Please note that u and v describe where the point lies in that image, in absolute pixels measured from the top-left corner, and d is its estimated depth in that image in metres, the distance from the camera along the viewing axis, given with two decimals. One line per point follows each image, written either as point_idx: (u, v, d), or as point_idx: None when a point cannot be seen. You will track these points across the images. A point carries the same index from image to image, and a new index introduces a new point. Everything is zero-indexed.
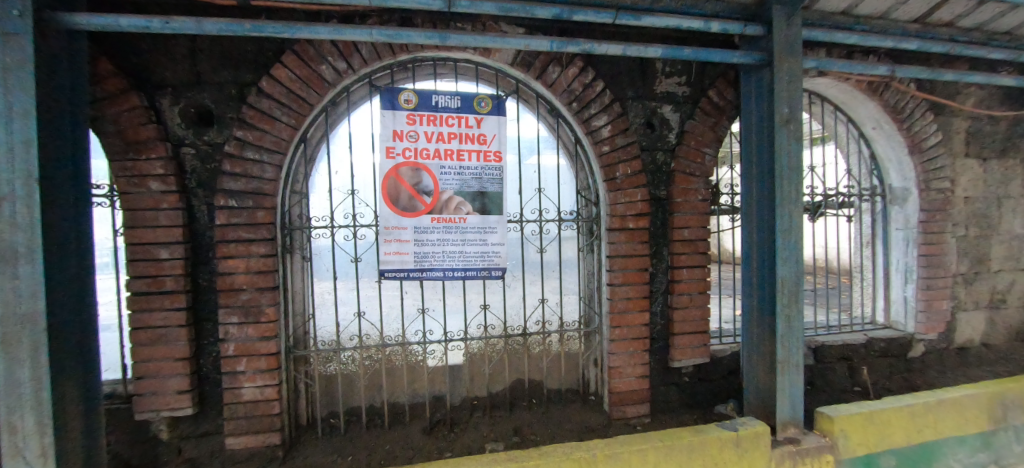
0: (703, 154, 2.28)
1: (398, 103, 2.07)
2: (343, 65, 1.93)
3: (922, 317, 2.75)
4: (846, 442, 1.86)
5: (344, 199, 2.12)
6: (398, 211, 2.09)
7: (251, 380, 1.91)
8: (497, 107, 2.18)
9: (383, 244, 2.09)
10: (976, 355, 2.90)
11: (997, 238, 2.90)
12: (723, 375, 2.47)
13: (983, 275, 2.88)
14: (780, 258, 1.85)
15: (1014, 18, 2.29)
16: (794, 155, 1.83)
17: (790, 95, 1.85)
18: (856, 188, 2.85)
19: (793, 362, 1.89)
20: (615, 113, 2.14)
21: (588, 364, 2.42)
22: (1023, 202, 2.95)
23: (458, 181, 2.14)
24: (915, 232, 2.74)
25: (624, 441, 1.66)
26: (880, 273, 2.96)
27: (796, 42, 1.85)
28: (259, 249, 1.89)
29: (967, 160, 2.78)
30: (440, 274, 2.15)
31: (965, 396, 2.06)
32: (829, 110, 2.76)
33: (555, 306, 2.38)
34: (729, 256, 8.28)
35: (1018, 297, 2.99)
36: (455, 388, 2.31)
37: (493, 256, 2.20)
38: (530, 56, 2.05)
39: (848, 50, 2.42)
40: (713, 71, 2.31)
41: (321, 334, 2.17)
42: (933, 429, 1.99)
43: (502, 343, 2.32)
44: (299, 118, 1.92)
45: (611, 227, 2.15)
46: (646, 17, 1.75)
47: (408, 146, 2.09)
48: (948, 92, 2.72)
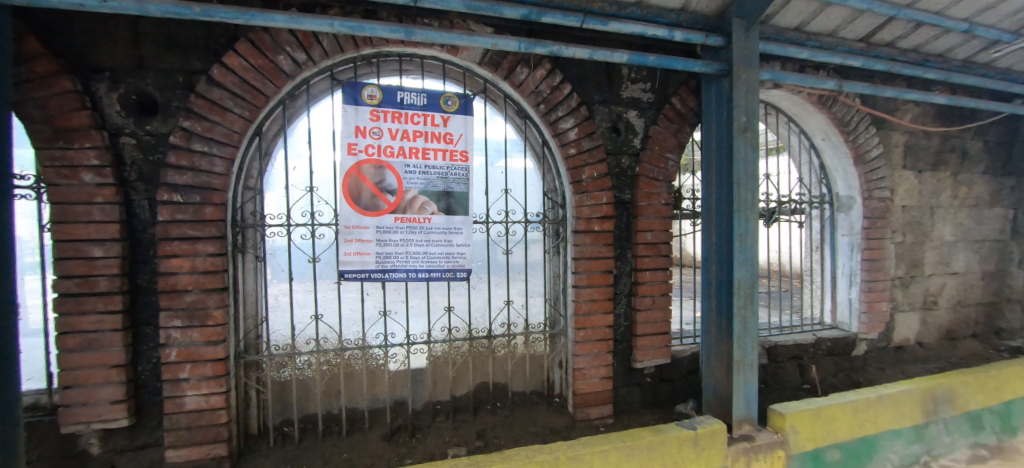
0: (666, 160, 2.33)
1: (361, 98, 2.00)
2: (302, 56, 1.84)
3: (865, 318, 2.93)
4: (796, 438, 1.95)
5: (302, 197, 2.03)
6: (360, 210, 2.01)
7: (195, 388, 1.78)
8: (464, 107, 2.15)
9: (343, 244, 2.00)
10: (911, 353, 3.12)
11: (929, 244, 3.13)
12: (683, 375, 2.53)
13: (918, 279, 3.11)
14: (737, 261, 1.91)
15: (945, 42, 2.48)
16: (750, 162, 1.90)
17: (748, 105, 1.92)
18: (807, 195, 3.02)
19: (748, 362, 1.96)
20: (582, 117, 2.16)
21: (553, 366, 2.42)
22: (951, 211, 3.21)
23: (423, 181, 2.09)
24: (859, 238, 2.92)
25: (587, 442, 1.66)
26: (828, 277, 3.13)
27: (753, 54, 1.93)
28: (206, 248, 1.77)
29: (904, 171, 2.99)
30: (403, 275, 2.09)
31: (901, 391, 2.20)
32: (783, 122, 2.91)
33: (520, 308, 2.36)
34: (690, 258, 8.57)
35: (948, 299, 3.24)
36: (417, 392, 2.25)
37: (458, 257, 2.16)
38: (498, 56, 2.03)
39: (800, 64, 2.54)
40: (677, 78, 2.38)
41: (274, 338, 2.06)
42: (873, 424, 2.12)
43: (467, 346, 2.28)
44: (254, 111, 1.82)
45: (577, 229, 2.16)
46: (612, 22, 1.78)
47: (371, 143, 2.01)
48: (888, 107, 2.92)
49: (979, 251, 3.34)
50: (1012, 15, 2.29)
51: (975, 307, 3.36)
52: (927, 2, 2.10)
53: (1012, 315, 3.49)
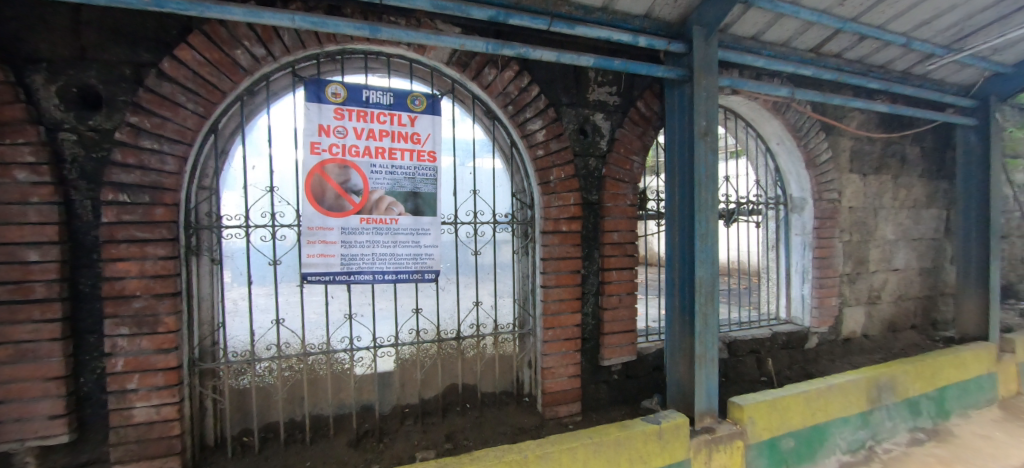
0: (632, 162, 2.39)
1: (325, 96, 1.95)
2: (261, 51, 1.78)
3: (816, 312, 3.10)
4: (754, 428, 2.04)
5: (261, 197, 1.96)
6: (324, 210, 1.95)
7: (145, 399, 1.68)
8: (432, 106, 2.13)
9: (306, 246, 1.94)
10: (858, 345, 3.33)
11: (873, 242, 3.35)
12: (649, 371, 2.60)
13: (864, 275, 3.32)
14: (698, 260, 1.98)
15: (887, 54, 2.66)
16: (710, 165, 1.98)
17: (708, 110, 1.99)
18: (763, 197, 3.17)
19: (709, 356, 2.03)
20: (550, 118, 2.18)
21: (522, 366, 2.44)
22: (893, 212, 3.45)
23: (390, 181, 2.05)
24: (811, 238, 3.09)
25: (555, 440, 1.69)
26: (783, 274, 3.29)
27: (712, 61, 2.01)
28: (156, 251, 1.67)
29: (851, 175, 3.19)
30: (369, 277, 2.05)
31: (849, 381, 2.35)
32: (742, 126, 3.04)
33: (489, 308, 2.37)
34: (655, 256, 8.80)
35: (890, 294, 3.48)
36: (384, 396, 2.20)
37: (426, 258, 2.14)
38: (466, 56, 2.02)
39: (757, 72, 2.66)
40: (641, 83, 2.44)
41: (232, 345, 1.97)
42: (824, 412, 2.25)
43: (435, 348, 2.26)
44: (209, 107, 1.74)
45: (545, 230, 2.18)
46: (579, 26, 1.80)
47: (335, 142, 1.96)
48: (836, 114, 3.10)
49: (917, 249, 3.60)
50: (944, 32, 2.48)
51: (914, 301, 3.62)
52: (871, 16, 2.24)
53: (945, 307, 3.79)
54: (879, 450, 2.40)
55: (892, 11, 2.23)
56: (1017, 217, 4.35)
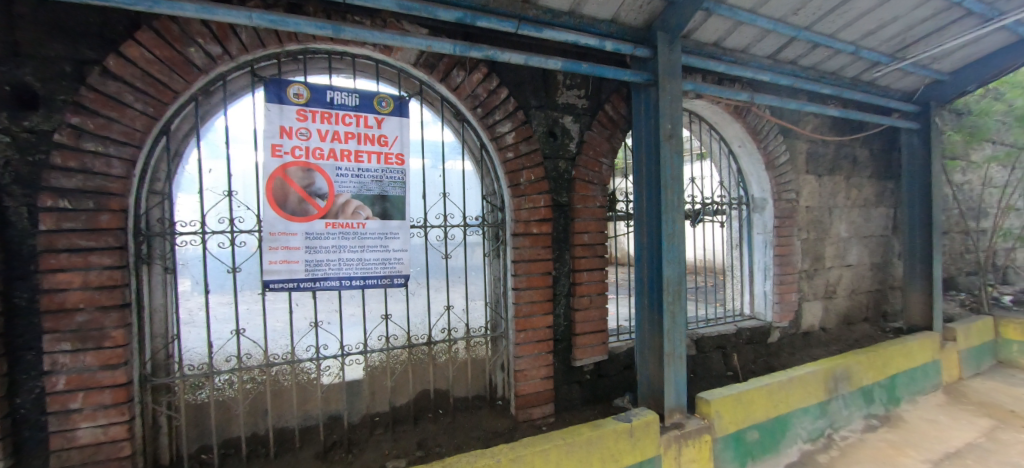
0: (601, 164, 2.43)
1: (286, 97, 1.88)
2: (217, 49, 1.70)
3: (777, 307, 3.23)
4: (720, 422, 2.11)
5: (218, 201, 1.87)
6: (286, 215, 1.89)
7: (90, 419, 1.57)
8: (399, 108, 2.10)
9: (268, 252, 1.87)
10: (817, 338, 3.49)
11: (829, 240, 3.53)
12: (621, 370, 2.64)
13: (820, 271, 3.49)
14: (666, 259, 2.02)
15: (837, 61, 2.81)
16: (675, 167, 2.04)
17: (672, 113, 2.05)
18: (727, 197, 3.28)
19: (677, 354, 2.08)
20: (519, 121, 2.19)
21: (495, 369, 2.43)
22: (846, 211, 3.64)
23: (356, 184, 2.00)
24: (771, 236, 3.22)
25: (528, 443, 1.68)
26: (746, 271, 3.41)
27: (675, 66, 2.07)
28: (101, 260, 1.57)
29: (807, 176, 3.36)
30: (335, 283, 1.99)
31: (808, 373, 2.46)
32: (706, 129, 3.14)
33: (461, 312, 2.35)
34: (625, 256, 8.94)
35: (845, 288, 3.67)
36: (353, 406, 2.15)
37: (395, 262, 2.10)
38: (433, 58, 2.00)
39: (719, 77, 2.75)
40: (609, 86, 2.48)
41: (188, 358, 1.87)
42: (785, 403, 2.34)
43: (406, 354, 2.22)
44: (160, 107, 1.64)
45: (516, 233, 2.18)
46: (546, 30, 1.82)
47: (298, 144, 1.90)
48: (792, 118, 3.26)
49: (868, 245, 3.82)
50: (888, 41, 2.65)
51: (866, 294, 3.83)
52: (822, 25, 2.37)
53: (894, 300, 4.03)
54: (837, 437, 2.53)
55: (841, 21, 2.36)
56: (955, 214, 4.69)
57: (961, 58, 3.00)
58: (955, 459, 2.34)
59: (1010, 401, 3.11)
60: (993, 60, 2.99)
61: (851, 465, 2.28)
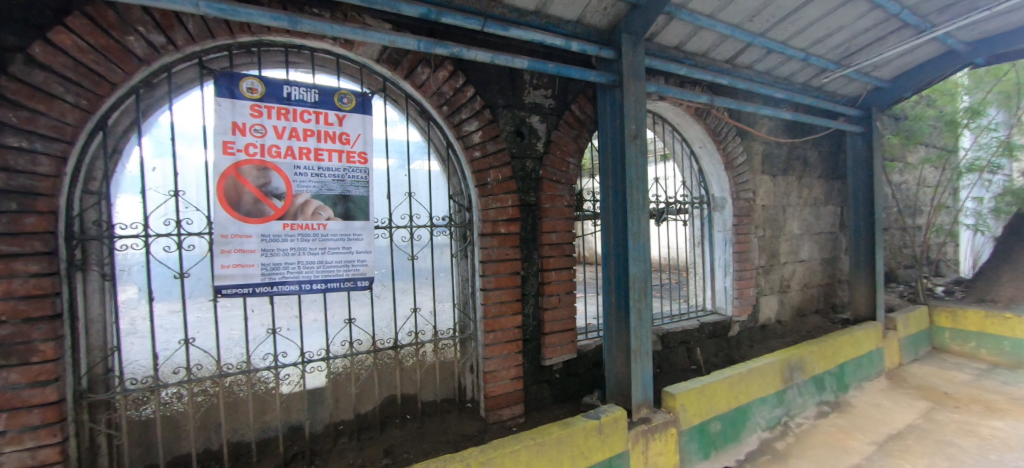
0: (568, 164, 2.45)
1: (239, 91, 1.78)
2: (160, 39, 1.58)
3: (737, 302, 3.37)
4: (685, 415, 2.17)
5: (164, 202, 1.74)
6: (240, 216, 1.78)
7: (15, 443, 1.41)
8: (362, 105, 2.03)
9: (219, 256, 1.76)
10: (773, 330, 3.66)
11: (783, 237, 3.72)
12: (589, 367, 2.67)
13: (776, 267, 3.68)
14: (632, 257, 2.06)
15: (789, 67, 2.96)
16: (640, 167, 2.08)
17: (636, 114, 2.09)
18: (689, 197, 3.39)
19: (644, 350, 2.12)
20: (486, 120, 2.17)
21: (464, 371, 2.40)
22: (798, 209, 3.85)
23: (316, 184, 1.92)
24: (731, 234, 3.36)
25: (498, 445, 1.66)
26: (708, 268, 3.54)
27: (639, 68, 2.11)
28: (27, 267, 1.41)
29: (763, 176, 3.53)
30: (294, 288, 1.90)
31: (765, 365, 2.57)
32: (669, 130, 3.23)
33: (428, 315, 2.30)
34: (593, 255, 9.11)
35: (798, 283, 3.88)
36: (315, 415, 2.06)
37: (359, 265, 2.03)
38: (397, 54, 1.95)
39: (680, 79, 2.84)
40: (575, 87, 2.51)
41: (130, 371, 1.73)
42: (745, 395, 2.44)
43: (371, 359, 2.15)
44: (96, 100, 1.51)
45: (484, 233, 2.16)
46: (512, 29, 1.81)
47: (252, 142, 1.79)
48: (749, 120, 3.41)
49: (818, 242, 4.05)
50: (834, 49, 2.81)
51: (817, 288, 4.06)
52: (776, 32, 2.48)
53: (841, 292, 4.29)
54: (792, 424, 2.67)
55: (792, 29, 2.48)
56: (894, 211, 5.06)
57: (898, 67, 3.24)
58: (898, 439, 2.52)
59: (943, 383, 3.38)
60: (925, 70, 3.24)
61: (805, 450, 2.41)
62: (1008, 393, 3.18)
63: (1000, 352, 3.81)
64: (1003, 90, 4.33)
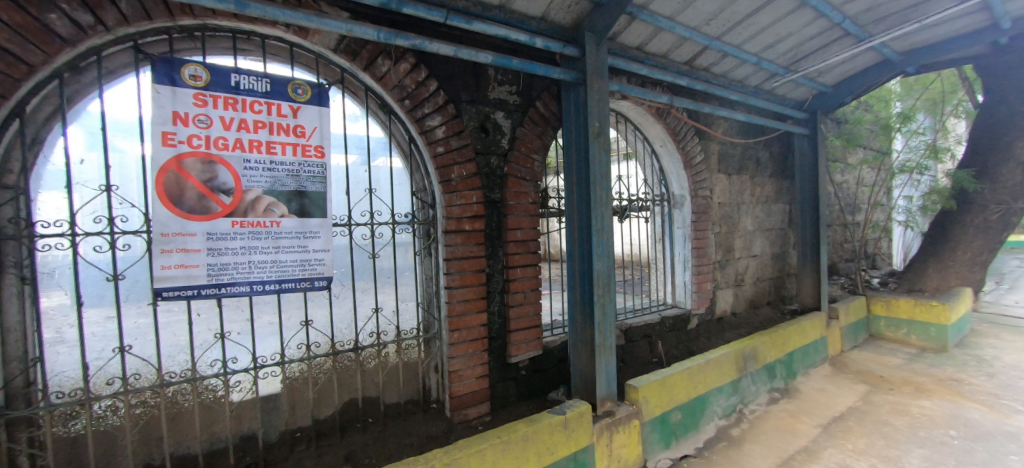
0: (532, 160, 2.45)
1: (181, 78, 1.65)
2: (88, 18, 1.43)
3: (695, 296, 3.51)
4: (647, 407, 2.23)
5: (94, 198, 1.59)
6: (183, 213, 1.64)
7: None
8: (318, 97, 1.94)
9: (159, 256, 1.61)
10: (729, 322, 3.84)
11: (738, 233, 3.91)
12: (555, 363, 2.69)
13: (731, 262, 3.85)
14: (596, 253, 2.09)
15: (743, 71, 3.10)
16: (604, 164, 2.11)
17: (600, 112, 2.12)
18: (651, 194, 3.48)
19: (608, 344, 2.15)
20: (449, 115, 2.13)
21: (428, 371, 2.35)
22: (751, 206, 4.05)
23: (268, 179, 1.81)
24: (690, 230, 3.49)
25: (463, 445, 1.64)
26: (669, 264, 3.65)
27: (602, 66, 2.14)
28: None
29: (719, 175, 3.69)
30: (245, 289, 1.78)
31: (722, 355, 2.68)
32: (631, 129, 3.31)
33: (390, 315, 2.24)
34: (559, 251, 9.23)
35: (752, 276, 4.09)
36: (269, 422, 1.96)
37: (316, 264, 1.94)
38: (355, 44, 1.88)
39: (642, 80, 2.91)
40: (539, 84, 2.51)
41: (56, 383, 1.57)
42: (703, 385, 2.54)
43: (330, 362, 2.07)
44: (9, 84, 1.35)
45: (448, 230, 2.12)
46: (476, 22, 1.78)
47: (195, 133, 1.66)
48: (706, 121, 3.55)
49: (770, 237, 4.28)
50: (783, 55, 2.97)
51: (768, 281, 4.30)
52: (730, 36, 2.59)
53: (790, 285, 4.56)
54: (747, 411, 2.81)
55: (746, 34, 2.60)
56: (836, 209, 5.42)
57: (840, 73, 3.46)
58: (840, 421, 2.71)
59: (879, 368, 3.67)
60: (863, 76, 3.48)
61: (758, 435, 2.54)
62: (934, 375, 3.49)
63: (927, 337, 4.18)
64: (929, 98, 4.82)
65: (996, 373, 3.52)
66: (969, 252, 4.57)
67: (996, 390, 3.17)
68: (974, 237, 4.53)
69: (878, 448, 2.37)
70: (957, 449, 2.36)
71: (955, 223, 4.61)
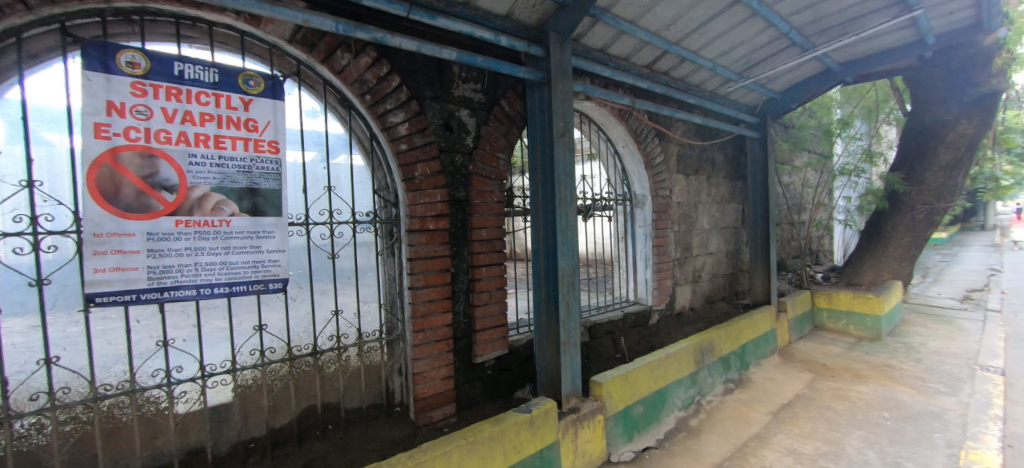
0: (497, 159, 2.45)
1: (116, 65, 1.51)
2: None
3: (656, 292, 3.63)
4: (611, 402, 2.28)
5: (14, 194, 1.43)
6: (119, 212, 1.51)
7: None
8: (272, 89, 1.85)
9: (91, 258, 1.46)
10: (688, 317, 4.00)
11: (695, 232, 4.08)
12: (521, 362, 2.70)
13: (689, 259, 4.02)
14: (561, 252, 2.11)
15: (700, 76, 3.24)
16: (568, 164, 2.14)
17: (564, 113, 2.15)
18: (614, 194, 3.56)
19: (572, 342, 2.19)
20: (412, 111, 2.08)
21: (392, 374, 2.30)
22: (708, 206, 4.24)
23: (216, 176, 1.70)
24: (650, 229, 3.60)
25: (428, 447, 1.61)
26: (631, 261, 3.75)
27: (566, 67, 2.17)
28: None
29: (678, 175, 3.83)
30: (191, 292, 1.67)
31: (681, 349, 2.79)
32: (594, 130, 3.38)
33: (351, 317, 2.18)
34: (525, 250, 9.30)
35: (708, 273, 4.28)
36: (218, 434, 1.85)
37: (270, 265, 1.85)
38: (313, 35, 1.81)
39: (605, 81, 2.98)
40: (504, 83, 2.51)
41: None
42: (664, 378, 2.63)
43: (286, 368, 1.98)
44: None
45: (411, 229, 2.08)
46: (440, 18, 1.76)
47: (133, 125, 1.53)
48: (666, 123, 3.68)
49: (724, 235, 4.50)
50: (737, 62, 3.13)
51: (723, 277, 4.51)
52: (688, 42, 2.70)
53: (743, 280, 4.81)
54: (704, 402, 2.93)
55: (703, 40, 2.72)
56: (784, 208, 5.78)
57: (788, 80, 3.69)
58: (788, 408, 2.88)
59: (822, 356, 3.94)
60: (808, 84, 3.72)
61: (715, 424, 2.66)
62: (870, 362, 3.79)
63: (863, 327, 4.53)
64: (866, 106, 5.23)
65: (922, 358, 3.86)
66: (899, 248, 5.00)
67: (922, 374, 3.49)
68: (903, 234, 4.96)
69: (821, 432, 2.55)
70: (890, 429, 2.57)
71: (888, 222, 5.02)
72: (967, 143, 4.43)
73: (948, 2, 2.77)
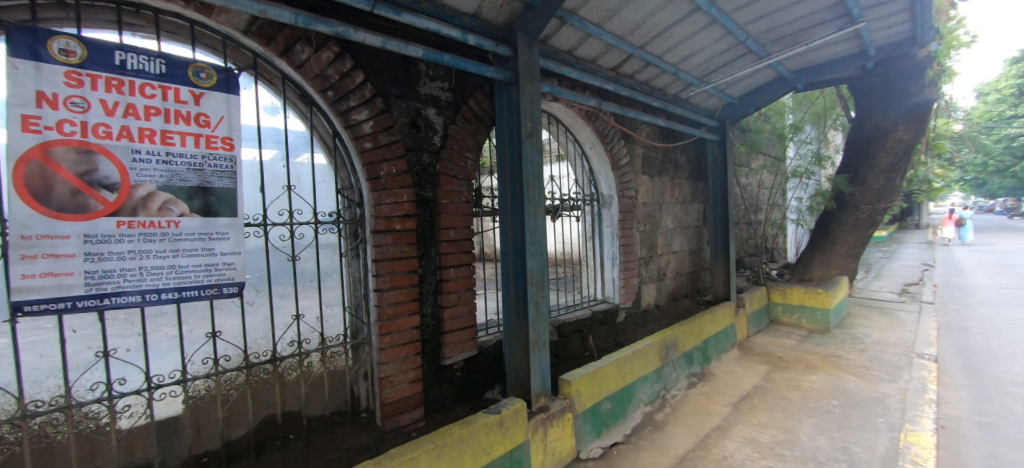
0: (465, 159, 2.43)
1: (48, 52, 1.38)
2: None
3: (622, 290, 3.72)
4: (579, 400, 2.31)
5: None
6: (49, 212, 1.37)
7: None
8: (225, 83, 1.76)
9: (17, 263, 1.33)
10: (653, 314, 4.12)
11: (660, 231, 4.21)
12: (490, 363, 2.69)
13: (654, 258, 4.14)
14: (529, 252, 2.12)
15: (663, 80, 3.35)
16: (536, 164, 2.15)
17: (532, 113, 2.16)
18: (581, 194, 3.61)
19: (541, 341, 2.20)
20: (377, 109, 2.03)
21: (357, 379, 2.24)
22: (671, 206, 4.38)
23: (163, 174, 1.60)
24: (616, 229, 3.68)
25: (395, 453, 1.58)
26: (599, 261, 3.81)
27: (534, 67, 2.18)
28: None
29: (643, 177, 3.94)
30: (136, 298, 1.56)
31: (647, 345, 2.87)
32: (562, 131, 3.41)
33: (313, 321, 2.11)
34: (493, 251, 9.30)
35: (672, 271, 4.42)
36: (167, 449, 1.73)
37: (224, 268, 1.76)
38: (270, 27, 1.73)
39: (572, 83, 3.02)
40: (472, 82, 2.50)
41: None
42: (630, 375, 2.69)
43: (243, 377, 1.89)
44: None
45: (376, 229, 2.04)
46: (406, 14, 1.72)
47: (67, 118, 1.40)
48: (631, 125, 3.77)
49: (687, 234, 4.67)
50: (697, 67, 3.25)
51: (686, 275, 4.68)
52: (652, 47, 2.78)
53: (705, 278, 5.01)
54: (669, 396, 3.03)
55: (666, 45, 2.81)
56: (742, 209, 6.06)
57: (745, 87, 3.87)
58: (747, 399, 3.02)
59: (777, 349, 4.16)
60: (763, 90, 3.92)
61: (679, 417, 2.76)
62: (820, 353, 4.03)
63: (814, 320, 4.82)
64: (814, 112, 5.57)
65: (866, 348, 4.15)
66: (846, 246, 5.36)
67: (866, 363, 3.74)
68: (849, 233, 5.31)
69: (777, 420, 2.69)
70: (838, 415, 2.75)
71: (835, 221, 5.37)
72: (904, 148, 4.80)
73: (886, 17, 2.99)
